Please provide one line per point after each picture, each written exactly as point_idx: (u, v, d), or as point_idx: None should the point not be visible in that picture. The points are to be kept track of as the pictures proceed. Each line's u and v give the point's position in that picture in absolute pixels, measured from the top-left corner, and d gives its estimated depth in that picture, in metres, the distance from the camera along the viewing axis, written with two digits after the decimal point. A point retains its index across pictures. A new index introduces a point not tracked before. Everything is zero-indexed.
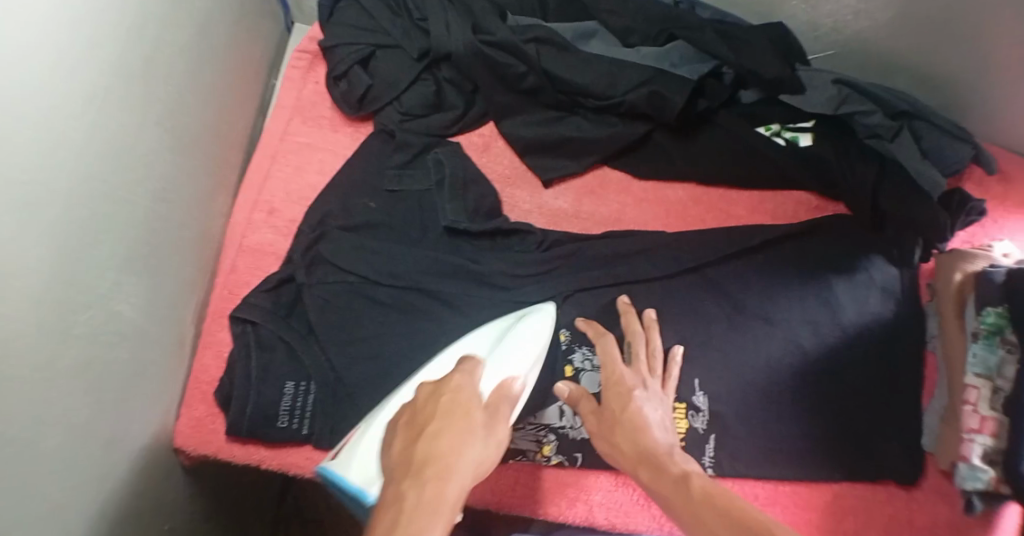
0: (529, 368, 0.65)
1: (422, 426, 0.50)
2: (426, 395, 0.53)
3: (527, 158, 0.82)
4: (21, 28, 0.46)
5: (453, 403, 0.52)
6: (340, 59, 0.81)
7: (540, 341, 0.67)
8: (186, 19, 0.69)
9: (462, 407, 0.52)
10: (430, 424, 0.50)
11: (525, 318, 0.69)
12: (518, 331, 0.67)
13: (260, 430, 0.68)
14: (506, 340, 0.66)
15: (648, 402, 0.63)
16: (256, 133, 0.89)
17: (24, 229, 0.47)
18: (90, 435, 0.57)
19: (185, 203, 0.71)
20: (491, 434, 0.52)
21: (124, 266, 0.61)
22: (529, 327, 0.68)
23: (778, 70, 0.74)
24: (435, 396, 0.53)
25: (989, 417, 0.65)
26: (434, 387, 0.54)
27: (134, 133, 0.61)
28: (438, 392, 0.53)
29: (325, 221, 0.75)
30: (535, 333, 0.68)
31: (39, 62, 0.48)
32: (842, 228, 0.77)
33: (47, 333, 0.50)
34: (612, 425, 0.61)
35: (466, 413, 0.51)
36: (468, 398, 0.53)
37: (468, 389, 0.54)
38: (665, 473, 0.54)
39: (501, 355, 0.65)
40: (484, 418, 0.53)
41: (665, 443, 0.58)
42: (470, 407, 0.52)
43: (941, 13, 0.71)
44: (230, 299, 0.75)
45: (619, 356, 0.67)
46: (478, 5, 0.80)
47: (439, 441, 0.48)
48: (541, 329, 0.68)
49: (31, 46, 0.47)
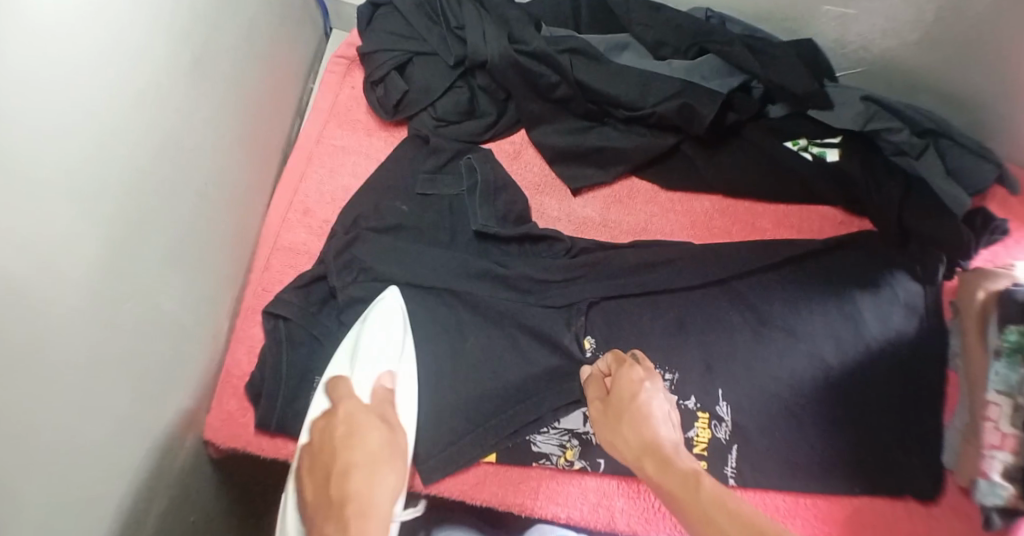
0: (395, 358, 0.70)
1: (329, 470, 0.59)
2: (322, 433, 0.63)
3: (556, 166, 0.83)
4: (61, 35, 0.47)
5: (346, 435, 0.62)
6: (378, 63, 0.83)
7: (392, 325, 0.71)
8: (233, 19, 0.71)
9: (356, 434, 0.62)
10: (333, 467, 0.59)
11: (369, 317, 0.71)
12: (366, 335, 0.70)
13: (290, 425, 0.70)
14: (360, 347, 0.69)
15: (658, 395, 0.63)
16: (294, 135, 0.91)
17: (78, 213, 0.49)
18: (127, 425, 0.58)
19: (224, 200, 0.72)
20: (391, 451, 0.62)
21: (167, 259, 0.62)
22: (375, 326, 0.70)
23: (807, 85, 0.75)
24: (330, 430, 0.62)
25: (1010, 434, 0.66)
26: (327, 423, 0.63)
27: (181, 129, 0.63)
28: (331, 427, 0.63)
29: (358, 222, 0.77)
30: (386, 322, 0.71)
31: (78, 68, 0.49)
32: (867, 244, 0.78)
33: (90, 318, 0.52)
34: (617, 416, 0.62)
35: (359, 439, 0.61)
36: (361, 423, 0.63)
37: (354, 415, 0.64)
38: (672, 467, 0.55)
39: (364, 360, 0.68)
40: (377, 438, 0.62)
41: (670, 440, 0.59)
42: (361, 435, 0.62)
43: (971, 33, 0.72)
44: (263, 296, 0.77)
45: (629, 359, 0.67)
46: (513, 15, 0.82)
47: (347, 480, 0.58)
48: (390, 316, 0.71)
49: (70, 57, 0.48)
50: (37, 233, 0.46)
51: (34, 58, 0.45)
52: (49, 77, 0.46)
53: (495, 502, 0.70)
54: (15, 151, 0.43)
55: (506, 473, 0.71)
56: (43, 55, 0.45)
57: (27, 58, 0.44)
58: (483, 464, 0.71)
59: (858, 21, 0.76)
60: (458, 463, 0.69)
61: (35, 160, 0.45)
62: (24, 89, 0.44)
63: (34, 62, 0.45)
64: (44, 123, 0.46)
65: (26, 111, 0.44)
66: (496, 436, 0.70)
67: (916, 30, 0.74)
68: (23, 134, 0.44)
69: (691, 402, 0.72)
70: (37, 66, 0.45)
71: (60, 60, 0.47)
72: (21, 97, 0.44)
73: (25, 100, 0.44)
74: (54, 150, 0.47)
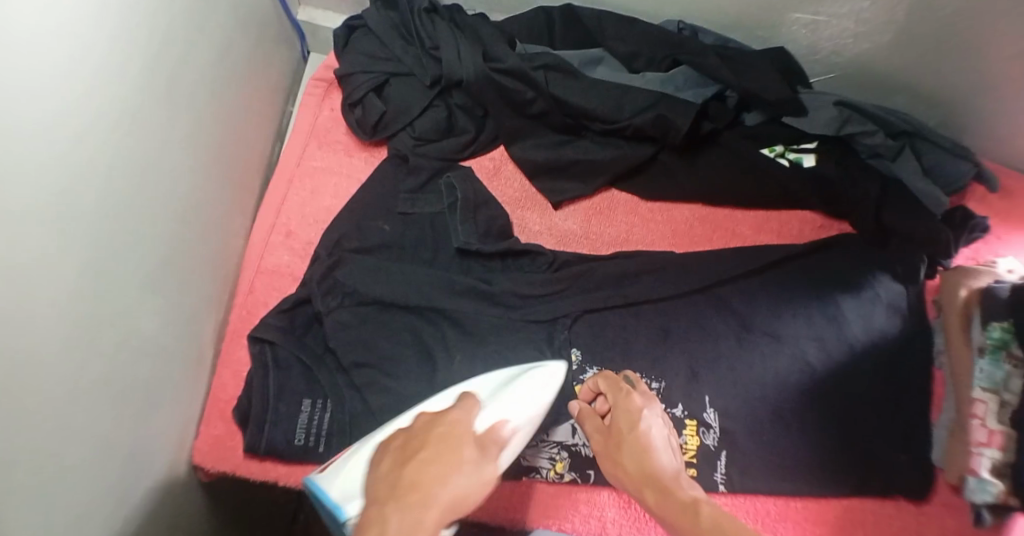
0: (518, 411, 0.62)
1: (413, 455, 0.51)
2: (424, 423, 0.55)
3: (536, 181, 0.84)
4: (38, 66, 0.48)
5: (444, 434, 0.53)
6: (355, 85, 0.84)
7: (541, 391, 0.64)
8: (207, 46, 0.71)
9: (454, 438, 0.53)
10: (418, 454, 0.51)
11: (538, 367, 0.66)
12: (524, 382, 0.64)
13: (277, 447, 0.70)
14: (513, 389, 0.63)
15: (657, 422, 0.64)
16: (274, 158, 0.92)
17: (56, 243, 0.50)
18: (110, 454, 0.58)
19: (203, 224, 0.73)
20: (482, 470, 0.52)
21: (147, 285, 0.63)
22: (535, 382, 0.64)
23: (779, 92, 0.77)
24: (432, 424, 0.55)
25: (997, 431, 0.66)
26: (432, 418, 0.56)
27: (157, 155, 0.63)
28: (435, 421, 0.55)
29: (340, 243, 0.77)
30: (540, 384, 0.65)
31: (63, 84, 0.50)
32: (847, 247, 0.78)
33: (73, 347, 0.52)
34: (617, 444, 0.62)
35: (459, 443, 0.53)
36: (462, 431, 0.54)
37: (461, 423, 0.55)
38: (673, 497, 0.55)
39: (506, 400, 0.62)
40: (471, 454, 0.52)
41: (671, 467, 0.60)
42: (459, 441, 0.53)
43: (940, 35, 0.73)
44: (248, 319, 0.78)
45: (626, 386, 0.67)
46: (487, 33, 0.83)
47: (421, 472, 0.50)
48: (546, 382, 0.65)
49: (54, 71, 0.49)
50: (21, 246, 0.46)
51: (19, 77, 0.46)
52: (37, 86, 0.47)
53: (485, 517, 0.70)
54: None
55: (497, 488, 0.71)
56: (25, 71, 0.46)
57: (8, 91, 0.45)
58: None
59: (828, 26, 0.77)
60: None
61: (22, 171, 0.46)
62: (6, 121, 0.45)
63: (15, 93, 0.45)
64: (33, 136, 0.47)
65: (7, 143, 0.45)
66: None
67: (885, 33, 0.75)
68: (8, 165, 0.45)
69: (679, 410, 0.73)
70: (20, 88, 0.46)
71: (46, 73, 0.48)
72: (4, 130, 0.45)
73: (7, 132, 0.45)
74: (34, 163, 0.47)
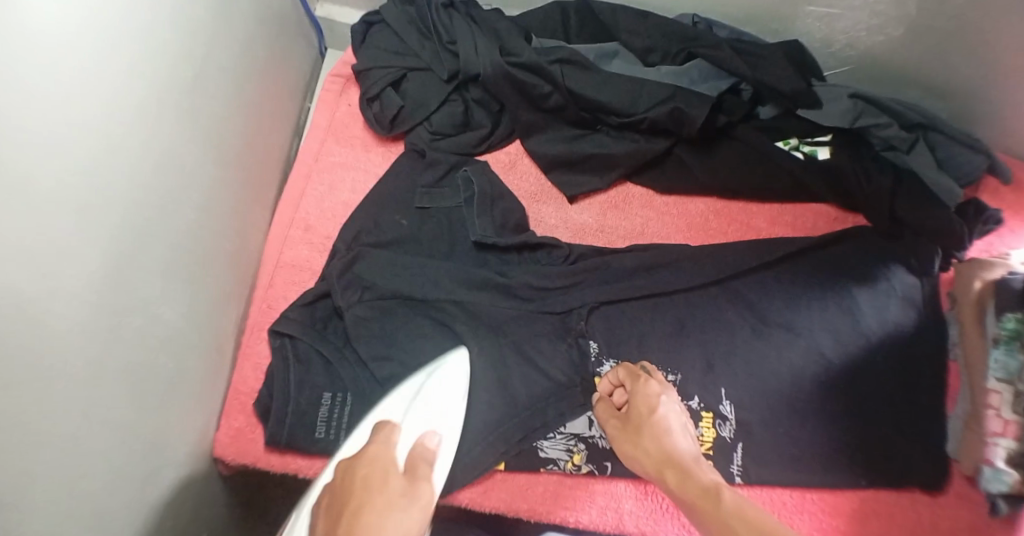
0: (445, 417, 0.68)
1: (339, 513, 0.55)
2: (344, 473, 0.59)
3: (551, 174, 0.85)
4: (62, 53, 0.48)
5: (365, 475, 0.58)
6: (373, 80, 0.84)
7: (453, 390, 0.69)
8: (228, 38, 0.72)
9: (376, 481, 0.57)
10: (346, 507, 0.55)
11: (436, 371, 0.70)
12: (426, 391, 0.69)
13: (297, 440, 0.70)
14: (416, 399, 0.68)
15: (674, 409, 0.65)
16: (292, 153, 0.93)
17: (84, 232, 0.51)
18: (133, 441, 0.59)
19: (224, 217, 0.73)
20: (414, 498, 0.56)
21: (171, 274, 0.63)
22: (445, 381, 0.69)
23: (795, 84, 0.76)
24: (352, 471, 0.59)
25: (1012, 421, 0.67)
26: (349, 465, 0.60)
27: (182, 147, 0.64)
28: (352, 470, 0.59)
29: (359, 237, 0.78)
30: (450, 386, 0.70)
31: (79, 83, 0.50)
32: (860, 240, 0.79)
33: (97, 335, 0.53)
34: (636, 430, 0.64)
35: (381, 483, 0.57)
36: (383, 468, 0.59)
37: (384, 457, 0.60)
38: (694, 479, 0.57)
39: (418, 413, 0.68)
40: (401, 483, 0.58)
41: (690, 451, 0.61)
42: (384, 478, 0.58)
43: (955, 28, 0.73)
44: (268, 312, 0.78)
45: (645, 374, 0.68)
46: (504, 28, 0.83)
47: (357, 520, 0.53)
48: (455, 379, 0.70)
49: (70, 67, 0.49)
50: (49, 233, 0.47)
51: (47, 65, 0.47)
52: (66, 74, 0.49)
53: (503, 508, 0.71)
54: (25, 170, 0.45)
55: (514, 480, 0.72)
56: (51, 59, 0.47)
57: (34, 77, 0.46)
58: (492, 472, 0.72)
59: (842, 19, 0.77)
60: (466, 473, 0.70)
61: (37, 168, 0.46)
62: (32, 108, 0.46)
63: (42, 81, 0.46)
64: (47, 129, 0.47)
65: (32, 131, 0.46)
66: (506, 442, 0.70)
67: (900, 25, 0.75)
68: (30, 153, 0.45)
69: (695, 402, 0.73)
70: (47, 77, 0.47)
71: (60, 71, 0.48)
72: (31, 118, 0.46)
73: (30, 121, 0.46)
74: (61, 151, 0.48)
